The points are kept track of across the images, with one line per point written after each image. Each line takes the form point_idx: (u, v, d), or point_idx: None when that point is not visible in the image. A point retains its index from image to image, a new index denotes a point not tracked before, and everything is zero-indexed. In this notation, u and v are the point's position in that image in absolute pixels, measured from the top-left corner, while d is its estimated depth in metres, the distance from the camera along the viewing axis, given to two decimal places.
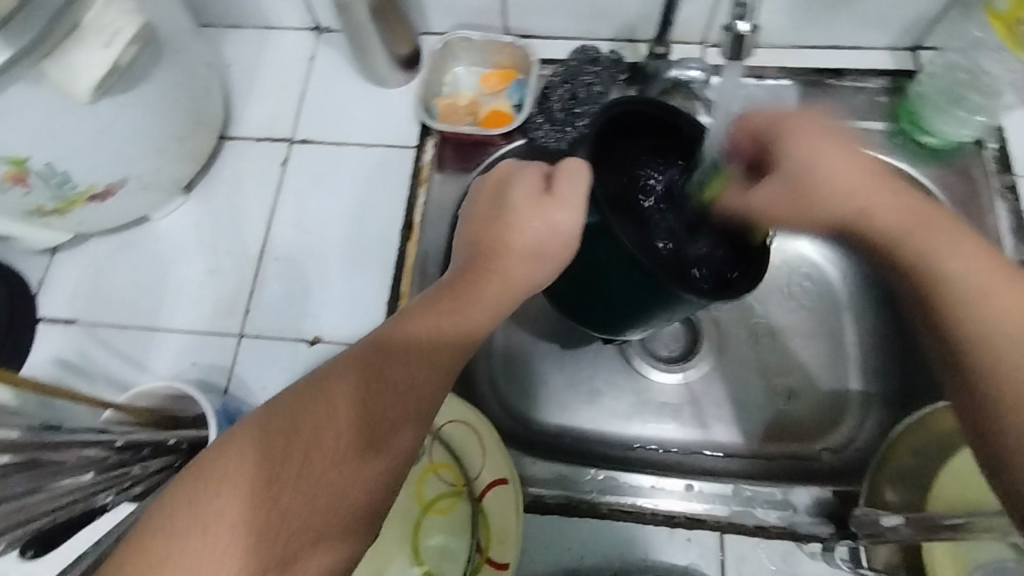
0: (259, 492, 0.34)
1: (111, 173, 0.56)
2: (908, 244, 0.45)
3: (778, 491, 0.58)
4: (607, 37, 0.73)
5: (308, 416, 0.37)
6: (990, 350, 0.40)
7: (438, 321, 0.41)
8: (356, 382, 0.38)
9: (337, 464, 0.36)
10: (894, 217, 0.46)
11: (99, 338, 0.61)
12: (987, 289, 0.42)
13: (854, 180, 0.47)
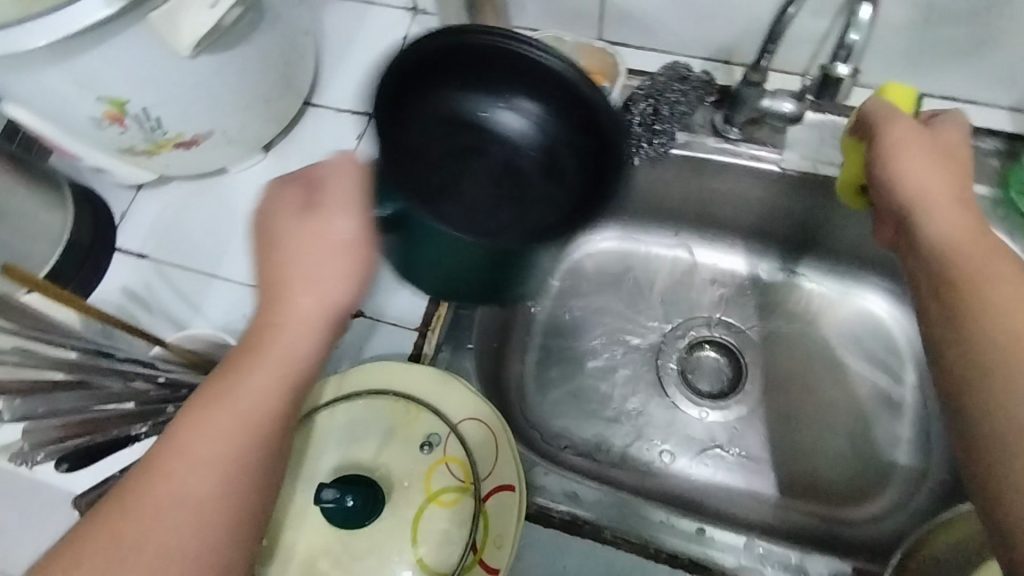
0: (214, 490, 0.36)
1: (200, 126, 0.59)
2: (954, 268, 0.43)
3: (793, 555, 0.54)
4: (702, 55, 0.70)
5: (224, 385, 0.37)
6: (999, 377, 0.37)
7: (309, 309, 0.38)
8: (261, 351, 0.38)
9: (259, 416, 0.37)
10: (930, 202, 0.47)
11: (164, 275, 0.66)
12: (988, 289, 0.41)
13: (935, 185, 0.47)
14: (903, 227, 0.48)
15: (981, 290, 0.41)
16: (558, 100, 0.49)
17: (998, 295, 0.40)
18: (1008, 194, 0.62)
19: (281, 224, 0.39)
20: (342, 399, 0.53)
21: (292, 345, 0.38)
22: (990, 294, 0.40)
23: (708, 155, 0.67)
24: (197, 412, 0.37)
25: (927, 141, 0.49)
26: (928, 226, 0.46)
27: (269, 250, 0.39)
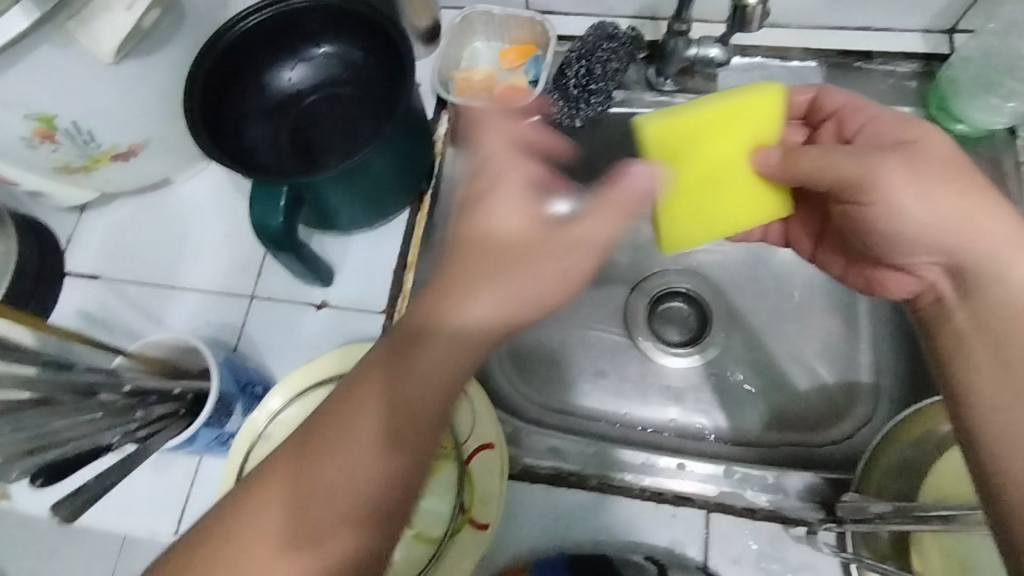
0: (269, 508, 0.38)
1: (135, 135, 0.59)
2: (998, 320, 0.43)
3: (770, 475, 0.56)
4: (628, 15, 0.71)
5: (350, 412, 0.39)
6: (991, 443, 0.39)
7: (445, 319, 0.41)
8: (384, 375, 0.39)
9: (429, 419, 0.39)
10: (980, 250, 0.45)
11: (120, 292, 0.65)
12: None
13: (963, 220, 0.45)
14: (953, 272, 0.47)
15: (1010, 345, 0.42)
16: (348, 35, 0.60)
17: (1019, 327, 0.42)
18: (929, 110, 0.65)
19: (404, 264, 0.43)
20: (313, 388, 0.53)
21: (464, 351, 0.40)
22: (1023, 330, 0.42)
23: (646, 109, 0.69)
24: (345, 432, 0.38)
25: (940, 163, 0.46)
26: (998, 273, 0.44)
27: (443, 289, 0.42)
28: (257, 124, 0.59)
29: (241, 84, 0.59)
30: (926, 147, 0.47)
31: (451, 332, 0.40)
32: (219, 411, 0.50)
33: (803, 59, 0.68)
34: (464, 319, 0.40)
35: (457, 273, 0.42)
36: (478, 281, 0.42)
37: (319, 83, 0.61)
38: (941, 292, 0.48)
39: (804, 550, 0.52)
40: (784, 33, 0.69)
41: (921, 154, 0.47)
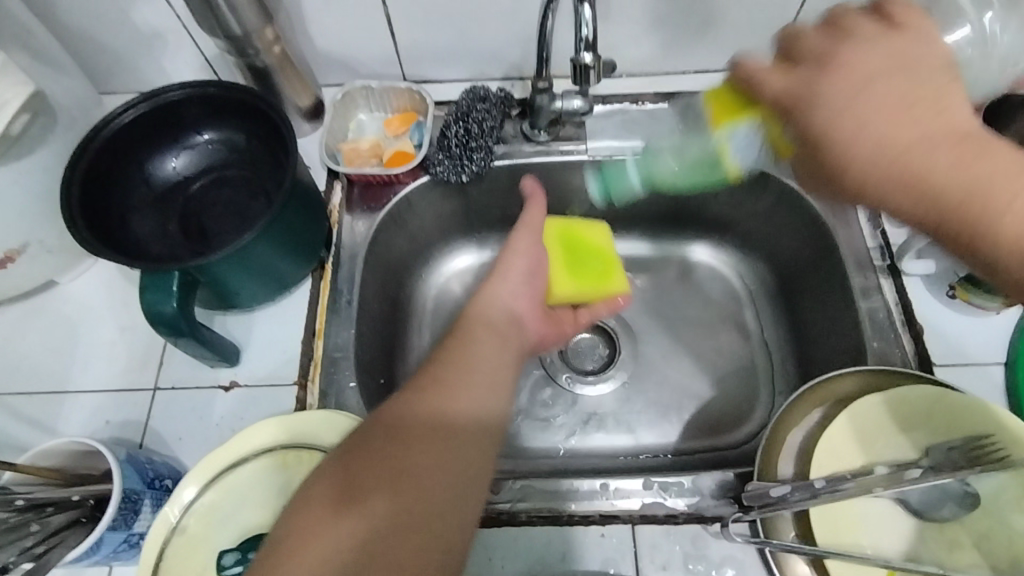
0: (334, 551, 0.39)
1: (11, 240, 0.57)
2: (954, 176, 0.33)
3: (685, 479, 0.59)
4: (498, 77, 0.78)
5: (372, 456, 0.44)
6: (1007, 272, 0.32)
7: (461, 380, 0.49)
8: (394, 428, 0.45)
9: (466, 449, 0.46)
10: (897, 97, 0.35)
11: (6, 406, 0.62)
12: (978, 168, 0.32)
13: (904, 90, 0.35)
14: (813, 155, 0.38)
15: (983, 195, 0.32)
16: (226, 120, 0.61)
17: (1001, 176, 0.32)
18: None
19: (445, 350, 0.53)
20: (227, 471, 0.52)
21: (459, 404, 0.48)
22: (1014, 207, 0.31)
23: (528, 159, 0.75)
24: (369, 474, 0.43)
25: (906, 54, 0.37)
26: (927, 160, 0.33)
27: (456, 358, 0.51)
28: (150, 213, 0.60)
29: (126, 175, 0.59)
30: (842, 58, 0.37)
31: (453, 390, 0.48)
32: (125, 511, 0.48)
33: (656, 101, 0.77)
34: (470, 382, 0.49)
35: (462, 350, 0.52)
36: (466, 358, 0.51)
37: (205, 169, 0.62)
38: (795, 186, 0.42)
39: (724, 544, 0.55)
40: (635, 82, 0.78)
41: (835, 92, 0.37)
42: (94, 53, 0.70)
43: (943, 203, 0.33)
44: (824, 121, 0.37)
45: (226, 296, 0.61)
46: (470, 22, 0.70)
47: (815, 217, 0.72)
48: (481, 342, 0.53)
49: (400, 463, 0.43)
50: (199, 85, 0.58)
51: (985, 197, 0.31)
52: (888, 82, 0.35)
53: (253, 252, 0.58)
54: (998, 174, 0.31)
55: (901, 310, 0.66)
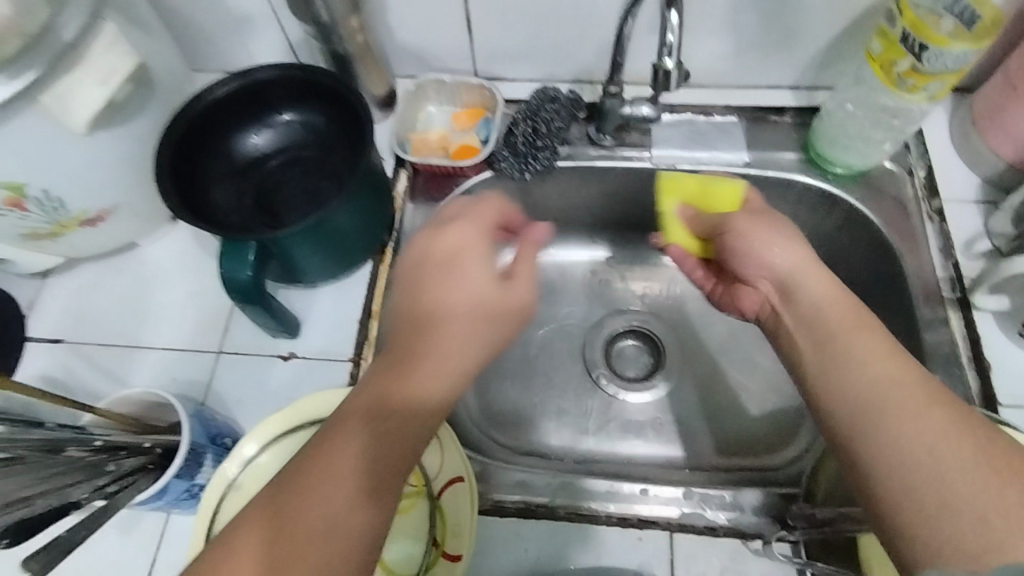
0: None
1: (103, 200, 0.61)
2: (836, 332, 0.47)
3: (727, 493, 0.58)
4: (568, 79, 0.79)
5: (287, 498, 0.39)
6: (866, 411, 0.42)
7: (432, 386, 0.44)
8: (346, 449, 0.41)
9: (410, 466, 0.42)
10: (818, 296, 0.50)
11: (84, 356, 0.66)
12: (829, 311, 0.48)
13: (796, 258, 0.53)
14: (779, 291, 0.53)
15: (846, 356, 0.45)
16: (307, 100, 0.64)
17: (865, 354, 0.45)
18: (810, 155, 0.73)
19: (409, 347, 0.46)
20: (283, 435, 0.54)
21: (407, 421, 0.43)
22: (869, 378, 0.43)
23: (591, 162, 0.75)
24: (267, 519, 0.39)
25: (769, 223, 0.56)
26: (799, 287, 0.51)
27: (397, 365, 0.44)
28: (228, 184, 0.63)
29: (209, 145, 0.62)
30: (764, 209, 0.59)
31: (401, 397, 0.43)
32: (190, 463, 0.51)
33: (725, 114, 0.77)
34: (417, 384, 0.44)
35: (439, 353, 0.46)
36: (424, 361, 0.45)
37: (282, 146, 0.65)
38: (772, 304, 0.54)
39: (764, 563, 0.55)
40: (705, 93, 0.78)
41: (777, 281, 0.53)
42: (190, 32, 0.75)
43: (824, 385, 0.45)
44: (774, 255, 0.54)
45: (305, 270, 0.64)
46: (546, 23, 0.72)
47: (881, 241, 0.70)
48: (455, 306, 0.47)
49: (386, 459, 0.41)
50: (288, 66, 0.61)
51: (837, 337, 0.46)
52: (764, 230, 0.56)
53: (327, 227, 0.60)
54: (859, 339, 0.46)
55: (968, 345, 0.63)
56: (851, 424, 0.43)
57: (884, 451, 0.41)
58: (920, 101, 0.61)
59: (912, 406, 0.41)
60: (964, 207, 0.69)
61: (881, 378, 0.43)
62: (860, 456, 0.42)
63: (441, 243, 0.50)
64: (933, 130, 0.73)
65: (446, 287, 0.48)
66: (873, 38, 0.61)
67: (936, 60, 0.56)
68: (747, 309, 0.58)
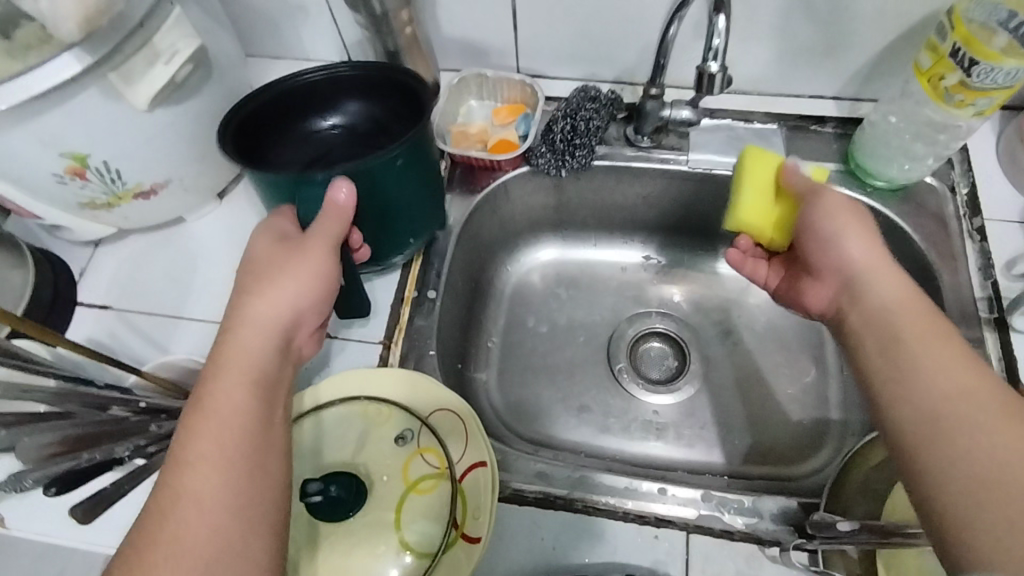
0: None
1: (157, 174, 0.64)
2: (906, 331, 0.48)
3: (746, 498, 0.58)
4: (610, 79, 0.79)
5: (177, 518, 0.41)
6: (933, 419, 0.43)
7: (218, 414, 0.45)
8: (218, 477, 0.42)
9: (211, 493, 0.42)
10: (887, 293, 0.51)
11: (129, 323, 0.69)
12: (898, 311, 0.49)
13: (860, 257, 0.54)
14: (849, 288, 0.54)
15: (916, 356, 0.46)
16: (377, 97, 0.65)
17: (935, 358, 0.45)
18: (849, 166, 0.73)
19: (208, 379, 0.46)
20: None
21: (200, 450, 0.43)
22: (936, 384, 0.44)
23: (628, 162, 0.76)
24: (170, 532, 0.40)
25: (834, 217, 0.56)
26: (871, 290, 0.52)
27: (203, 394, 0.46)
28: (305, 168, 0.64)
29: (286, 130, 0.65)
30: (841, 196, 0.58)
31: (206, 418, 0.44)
32: None
33: (766, 121, 0.76)
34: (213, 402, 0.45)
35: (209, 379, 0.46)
36: (214, 388, 0.46)
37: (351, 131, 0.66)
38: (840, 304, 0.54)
39: (779, 569, 0.55)
40: (746, 99, 0.78)
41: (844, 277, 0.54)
42: (246, 16, 0.77)
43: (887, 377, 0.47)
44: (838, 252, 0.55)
45: (380, 257, 0.65)
46: (591, 23, 0.72)
47: (919, 257, 0.69)
48: (252, 304, 0.50)
49: (205, 443, 0.43)
50: (362, 65, 0.62)
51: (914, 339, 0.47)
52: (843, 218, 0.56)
53: (402, 203, 0.60)
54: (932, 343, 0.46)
55: (1003, 366, 0.62)
56: (922, 424, 0.43)
57: (947, 445, 0.41)
58: (967, 116, 0.61)
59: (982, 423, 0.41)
60: (1007, 226, 0.68)
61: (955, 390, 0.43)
62: (921, 447, 0.43)
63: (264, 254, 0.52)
64: (979, 148, 0.72)
65: (245, 309, 0.50)
66: (922, 51, 0.61)
67: (985, 76, 0.55)
68: (813, 308, 0.59)
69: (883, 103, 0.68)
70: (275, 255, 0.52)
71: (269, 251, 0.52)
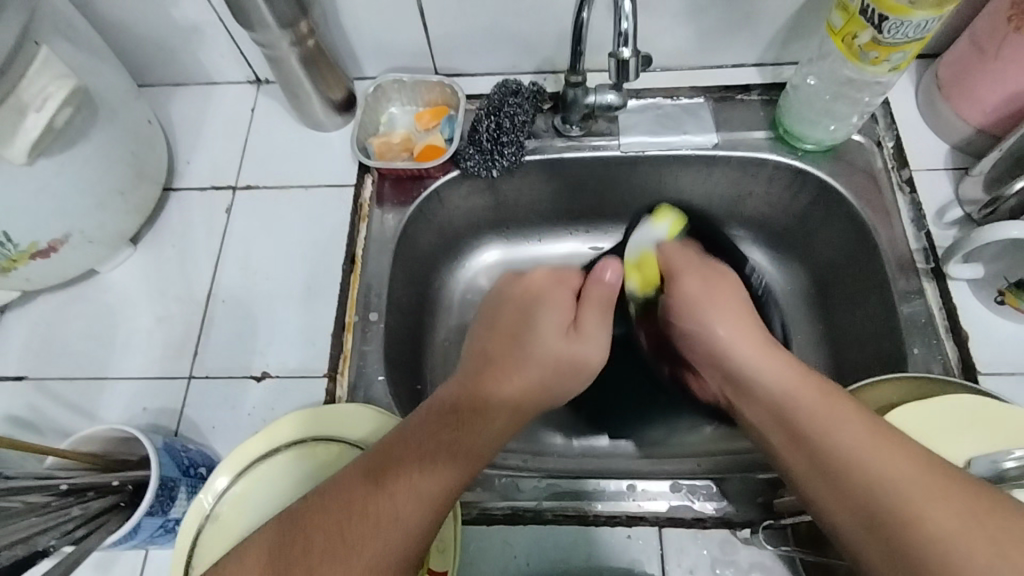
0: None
1: (54, 230, 0.59)
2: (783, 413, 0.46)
3: (714, 483, 0.58)
4: (531, 70, 0.77)
5: (315, 524, 0.41)
6: (867, 479, 0.38)
7: (392, 444, 0.44)
8: (310, 509, 0.42)
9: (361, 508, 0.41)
10: (777, 378, 0.48)
11: (49, 391, 0.64)
12: (790, 391, 0.46)
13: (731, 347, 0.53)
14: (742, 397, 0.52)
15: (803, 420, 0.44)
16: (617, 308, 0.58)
17: (839, 413, 0.43)
18: (778, 133, 0.72)
19: (377, 447, 0.45)
20: (258, 461, 0.52)
21: (330, 493, 0.42)
22: (842, 441, 0.41)
23: (559, 154, 0.73)
24: (296, 536, 0.40)
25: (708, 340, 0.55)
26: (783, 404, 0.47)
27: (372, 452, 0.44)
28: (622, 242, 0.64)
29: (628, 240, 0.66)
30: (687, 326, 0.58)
31: (361, 464, 0.44)
32: (161, 497, 0.51)
33: (691, 95, 0.75)
34: (367, 462, 0.44)
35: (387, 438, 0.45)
36: (369, 454, 0.45)
37: (484, 173, 0.71)
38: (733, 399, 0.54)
39: (753, 550, 0.55)
40: (669, 75, 0.76)
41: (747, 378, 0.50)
42: (136, 38, 0.72)
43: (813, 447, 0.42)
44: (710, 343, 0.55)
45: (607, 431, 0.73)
46: (503, 13, 0.69)
47: (856, 215, 0.69)
48: (507, 380, 0.49)
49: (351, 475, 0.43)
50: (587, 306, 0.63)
51: (801, 411, 0.45)
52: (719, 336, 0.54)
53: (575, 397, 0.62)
54: (818, 406, 0.44)
55: (945, 315, 0.62)
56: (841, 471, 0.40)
57: (875, 458, 0.39)
58: (884, 72, 0.60)
59: (874, 445, 0.39)
60: (936, 175, 0.69)
61: (877, 460, 0.39)
62: (866, 463, 0.39)
63: (513, 310, 0.55)
64: (900, 100, 0.72)
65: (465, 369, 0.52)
66: (834, 10, 0.60)
67: (896, 31, 0.55)
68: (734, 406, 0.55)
69: (804, 65, 0.67)
70: (563, 344, 0.52)
71: (563, 339, 0.53)
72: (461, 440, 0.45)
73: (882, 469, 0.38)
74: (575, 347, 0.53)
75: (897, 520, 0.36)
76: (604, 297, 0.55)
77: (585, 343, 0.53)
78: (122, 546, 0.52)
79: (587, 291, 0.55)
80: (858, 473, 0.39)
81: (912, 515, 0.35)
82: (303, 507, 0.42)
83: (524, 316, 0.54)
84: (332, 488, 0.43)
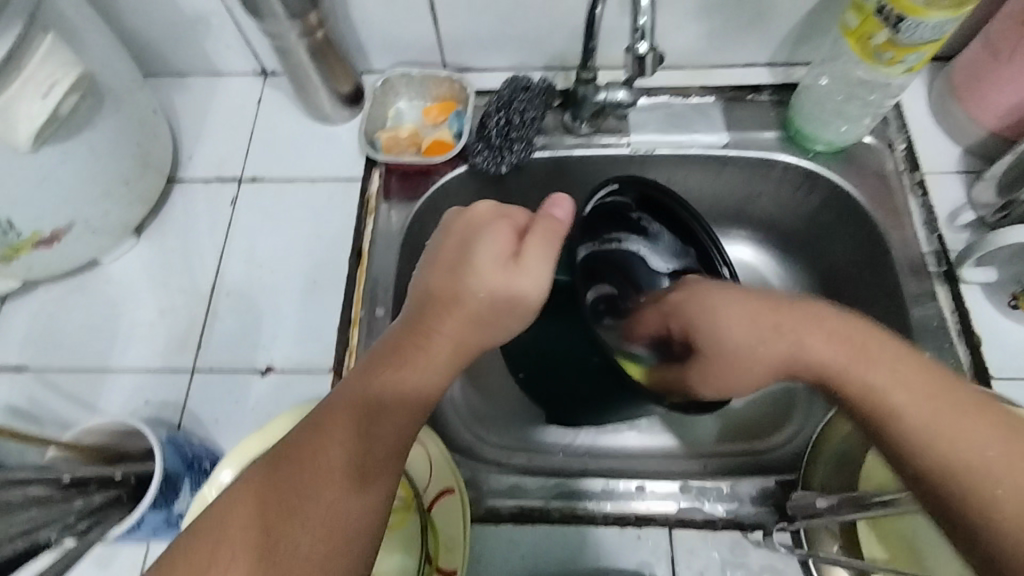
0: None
1: (58, 220, 0.58)
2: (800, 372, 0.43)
3: (724, 485, 0.57)
4: (541, 66, 0.76)
5: (293, 493, 0.37)
6: (935, 447, 0.36)
7: (348, 408, 0.40)
8: (287, 480, 0.38)
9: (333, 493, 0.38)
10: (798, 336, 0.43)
11: (49, 382, 0.63)
12: (819, 351, 0.42)
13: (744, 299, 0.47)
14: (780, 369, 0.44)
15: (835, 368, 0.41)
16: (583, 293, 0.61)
17: (866, 367, 0.40)
18: (789, 133, 0.72)
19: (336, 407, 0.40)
20: (263, 456, 0.52)
21: (293, 466, 0.38)
22: (900, 405, 0.38)
23: (569, 151, 0.73)
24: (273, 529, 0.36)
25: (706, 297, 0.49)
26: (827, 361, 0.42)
27: (322, 416, 0.40)
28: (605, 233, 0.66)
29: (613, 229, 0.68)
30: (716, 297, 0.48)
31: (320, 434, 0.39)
32: (165, 491, 0.50)
33: (702, 94, 0.74)
34: (331, 443, 0.39)
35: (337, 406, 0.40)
36: (323, 426, 0.39)
37: (494, 169, 0.70)
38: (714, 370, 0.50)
39: (764, 552, 0.54)
40: (679, 74, 0.76)
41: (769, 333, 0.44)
42: (143, 27, 0.71)
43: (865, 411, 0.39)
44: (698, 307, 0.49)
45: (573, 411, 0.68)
46: (515, 9, 0.69)
47: (867, 217, 0.68)
48: (452, 321, 0.43)
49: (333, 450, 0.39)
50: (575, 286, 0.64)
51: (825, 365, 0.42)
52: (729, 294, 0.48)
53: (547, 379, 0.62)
54: (843, 356, 0.41)
55: (957, 318, 0.62)
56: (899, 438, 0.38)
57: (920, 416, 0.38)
58: (899, 73, 0.60)
59: (923, 405, 0.38)
60: (947, 178, 0.68)
61: (922, 416, 0.38)
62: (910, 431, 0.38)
63: (455, 240, 0.46)
64: (911, 102, 0.72)
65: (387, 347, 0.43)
66: (848, 10, 0.59)
67: (913, 32, 0.54)
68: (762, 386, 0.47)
69: (816, 65, 0.67)
70: (499, 278, 0.43)
71: (499, 267, 0.44)
72: (404, 383, 0.41)
73: (953, 440, 0.36)
74: (513, 281, 0.43)
75: (969, 496, 0.35)
76: (551, 230, 0.46)
77: (523, 275, 0.44)
78: (123, 541, 0.51)
79: (530, 223, 0.46)
80: (919, 437, 0.37)
81: (982, 486, 0.34)
82: (272, 476, 0.38)
83: (459, 260, 0.44)
84: (298, 467, 0.38)
